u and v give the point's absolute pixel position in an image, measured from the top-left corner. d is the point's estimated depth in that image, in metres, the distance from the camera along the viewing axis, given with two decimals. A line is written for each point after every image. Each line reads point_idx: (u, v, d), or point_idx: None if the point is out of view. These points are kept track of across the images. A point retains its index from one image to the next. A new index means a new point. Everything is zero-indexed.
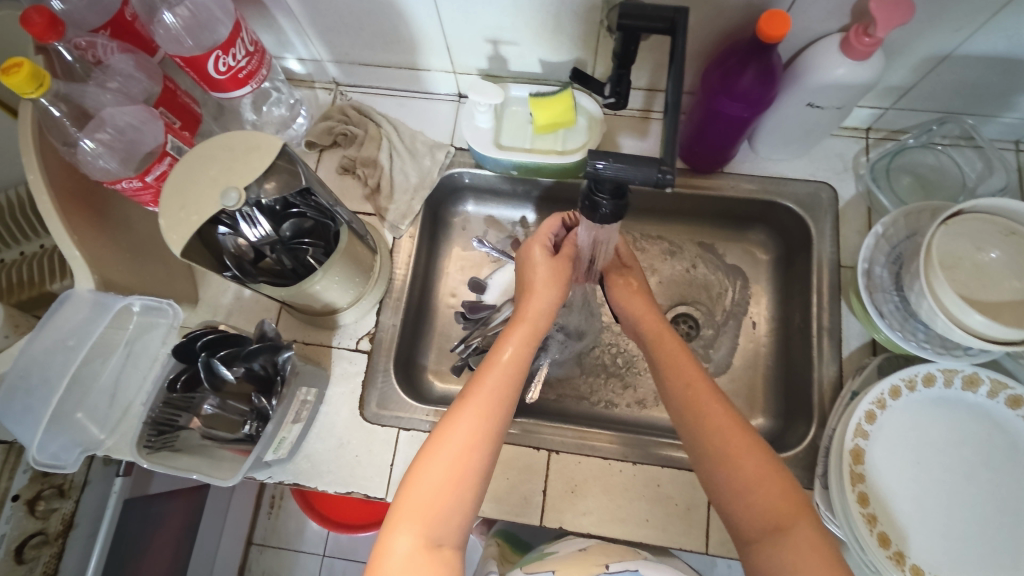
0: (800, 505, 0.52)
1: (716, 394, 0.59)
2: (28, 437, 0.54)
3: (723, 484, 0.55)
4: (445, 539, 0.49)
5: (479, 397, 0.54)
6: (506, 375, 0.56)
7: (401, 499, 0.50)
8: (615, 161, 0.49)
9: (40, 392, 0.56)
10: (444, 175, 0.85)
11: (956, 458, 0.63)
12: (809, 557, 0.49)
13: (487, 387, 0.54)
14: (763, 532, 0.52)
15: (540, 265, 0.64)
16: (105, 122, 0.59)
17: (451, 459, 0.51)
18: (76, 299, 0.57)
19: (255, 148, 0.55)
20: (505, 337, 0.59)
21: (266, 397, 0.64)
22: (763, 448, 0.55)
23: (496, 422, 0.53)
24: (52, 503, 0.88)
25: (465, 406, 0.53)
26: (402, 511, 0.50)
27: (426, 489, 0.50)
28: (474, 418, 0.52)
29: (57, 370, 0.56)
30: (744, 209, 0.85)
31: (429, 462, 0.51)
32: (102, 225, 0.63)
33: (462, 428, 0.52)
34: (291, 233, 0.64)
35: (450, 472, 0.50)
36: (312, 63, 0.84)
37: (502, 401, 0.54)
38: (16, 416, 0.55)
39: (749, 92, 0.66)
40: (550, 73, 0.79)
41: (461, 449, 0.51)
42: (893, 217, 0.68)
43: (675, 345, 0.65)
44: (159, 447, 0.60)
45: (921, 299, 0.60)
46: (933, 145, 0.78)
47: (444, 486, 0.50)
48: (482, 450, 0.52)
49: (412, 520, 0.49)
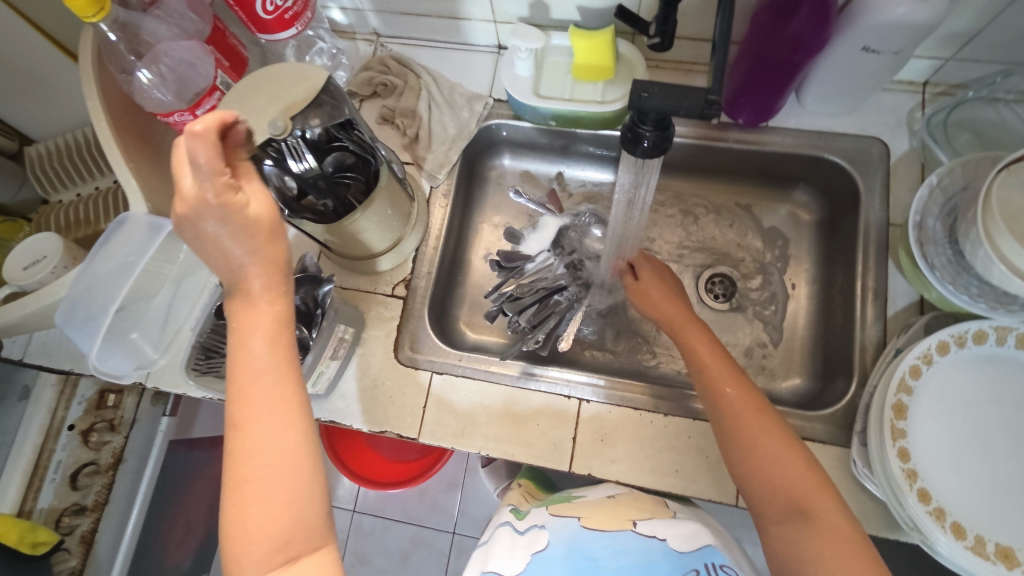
0: (822, 486, 0.50)
1: (741, 379, 0.59)
2: (90, 344, 0.57)
3: (741, 464, 0.54)
4: (299, 550, 0.43)
5: (258, 402, 0.42)
6: (276, 370, 0.43)
7: (232, 545, 0.42)
8: (660, 90, 0.49)
9: (100, 305, 0.58)
10: (482, 127, 0.85)
11: (1004, 418, 0.61)
12: (835, 538, 0.47)
13: (265, 404, 0.43)
14: (783, 515, 0.50)
15: (238, 226, 0.42)
16: (161, 56, 0.61)
17: (269, 492, 0.42)
18: (132, 223, 0.60)
19: (301, 79, 0.56)
20: (240, 325, 0.44)
21: (306, 329, 0.67)
22: (782, 431, 0.54)
23: (290, 442, 0.43)
24: (104, 436, 0.93)
25: (248, 438, 0.42)
26: (243, 554, 0.41)
27: (253, 527, 0.42)
28: (271, 428, 0.43)
29: (116, 283, 0.58)
30: (788, 166, 0.83)
31: (244, 502, 0.42)
32: (155, 158, 0.65)
33: (265, 441, 0.42)
34: (333, 168, 0.65)
35: (263, 503, 0.42)
36: (354, 13, 0.85)
37: (291, 414, 0.43)
38: (78, 324, 0.58)
39: (800, 36, 0.64)
40: (592, 19, 0.78)
41: (268, 478, 0.42)
42: (950, 167, 0.66)
43: (696, 335, 0.64)
44: (205, 371, 0.62)
45: (977, 248, 0.58)
46: (995, 99, 0.74)
47: (270, 519, 0.42)
48: (292, 475, 0.43)
49: (257, 558, 0.41)
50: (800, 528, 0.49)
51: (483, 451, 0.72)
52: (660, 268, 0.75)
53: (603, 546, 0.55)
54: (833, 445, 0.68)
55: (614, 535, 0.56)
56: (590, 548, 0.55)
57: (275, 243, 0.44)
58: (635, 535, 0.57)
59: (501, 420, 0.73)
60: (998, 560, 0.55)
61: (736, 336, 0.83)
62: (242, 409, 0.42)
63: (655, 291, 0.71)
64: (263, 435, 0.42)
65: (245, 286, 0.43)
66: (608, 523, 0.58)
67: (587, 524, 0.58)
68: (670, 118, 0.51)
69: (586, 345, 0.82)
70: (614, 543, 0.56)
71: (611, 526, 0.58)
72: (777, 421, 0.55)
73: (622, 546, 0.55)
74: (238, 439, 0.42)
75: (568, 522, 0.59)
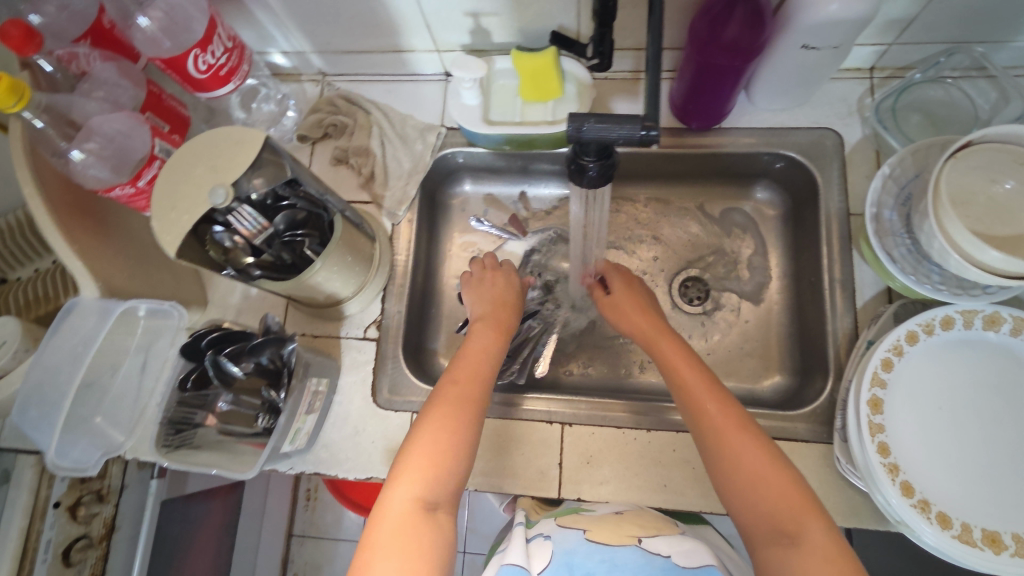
0: (808, 506, 0.49)
1: (721, 395, 0.57)
2: (46, 442, 0.57)
3: (727, 482, 0.53)
4: (440, 502, 0.52)
5: (466, 367, 0.60)
6: (488, 354, 0.62)
7: (403, 463, 0.53)
8: (597, 122, 0.48)
9: (52, 399, 0.59)
10: (437, 157, 0.85)
11: (980, 400, 0.61)
12: (823, 560, 0.46)
13: (474, 375, 0.59)
14: (770, 539, 0.49)
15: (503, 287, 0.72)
16: (93, 132, 0.60)
17: (441, 430, 0.54)
18: (82, 307, 0.59)
19: (239, 143, 0.55)
20: (480, 325, 0.66)
21: (276, 390, 0.64)
22: (766, 446, 0.53)
23: (476, 407, 0.57)
24: (93, 508, 0.85)
25: (456, 388, 0.58)
26: (402, 474, 0.52)
27: (424, 453, 0.53)
28: (468, 386, 0.58)
29: (66, 376, 0.58)
30: (746, 164, 0.83)
31: (427, 434, 0.54)
32: (102, 232, 0.64)
33: (463, 390, 0.57)
34: (286, 226, 0.63)
35: (440, 440, 0.54)
36: (296, 56, 0.84)
37: (479, 387, 0.59)
38: (34, 422, 0.58)
39: (738, 41, 0.63)
40: (532, 40, 0.77)
41: (447, 424, 0.55)
42: (901, 156, 0.66)
43: (673, 350, 0.63)
44: (177, 445, 0.62)
45: (932, 240, 0.58)
46: (941, 78, 0.74)
47: (435, 457, 0.53)
48: (463, 433, 0.54)
49: (410, 480, 0.52)
50: (787, 551, 0.48)
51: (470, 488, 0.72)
52: (628, 277, 0.74)
53: (601, 560, 0.52)
54: (817, 444, 0.68)
55: (614, 551, 0.53)
56: (587, 563, 0.52)
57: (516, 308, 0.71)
58: (637, 550, 0.53)
59: (486, 453, 0.72)
60: (986, 546, 0.56)
61: (715, 338, 0.83)
62: (462, 367, 0.60)
63: (626, 304, 0.70)
64: (464, 388, 0.58)
65: (495, 305, 0.70)
66: (610, 538, 0.56)
67: (590, 537, 0.56)
68: (612, 146, 0.51)
69: (565, 364, 0.82)
70: (613, 559, 0.53)
71: (612, 540, 0.55)
72: (759, 434, 0.54)
73: (622, 562, 0.52)
74: (449, 382, 0.58)
75: (571, 534, 0.58)
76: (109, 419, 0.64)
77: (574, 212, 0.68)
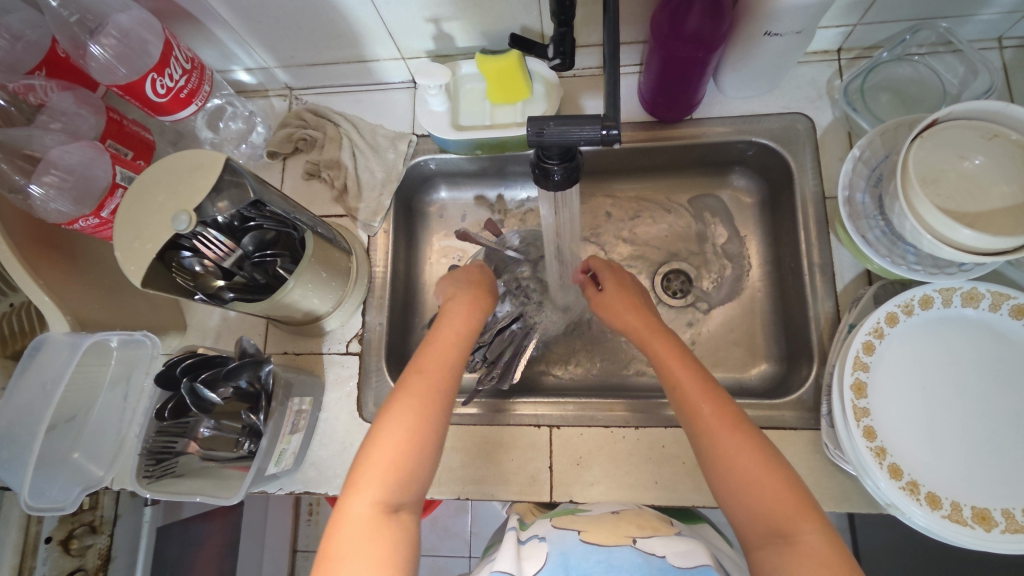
0: (803, 508, 0.48)
1: (711, 390, 0.56)
2: (19, 483, 0.57)
3: (721, 483, 0.52)
4: (402, 504, 0.51)
5: (428, 360, 0.58)
6: (452, 345, 0.60)
7: (362, 466, 0.51)
8: (556, 124, 0.47)
9: (26, 439, 0.58)
10: (410, 165, 0.83)
11: (962, 377, 0.61)
12: (820, 564, 0.46)
13: (437, 368, 0.57)
14: (764, 538, 0.48)
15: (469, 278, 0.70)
16: (53, 164, 0.59)
17: (400, 430, 0.52)
18: (52, 343, 0.60)
19: (198, 166, 0.54)
20: (445, 314, 0.64)
21: (255, 413, 0.64)
22: (761, 448, 0.52)
23: (439, 403, 0.55)
24: (86, 539, 0.84)
25: (418, 385, 0.55)
26: (361, 479, 0.51)
27: (386, 455, 0.51)
28: (430, 382, 0.56)
29: (38, 416, 0.58)
30: (721, 153, 0.82)
31: (388, 436, 0.52)
32: (72, 265, 0.64)
33: (424, 385, 0.55)
34: (255, 247, 0.63)
35: (400, 442, 0.52)
36: (261, 71, 0.83)
37: (445, 382, 0.57)
38: (7, 464, 0.58)
39: (700, 32, 0.63)
40: (496, 41, 0.76)
41: (407, 427, 0.53)
42: (869, 138, 0.66)
43: (665, 348, 0.61)
44: (160, 475, 0.62)
45: (904, 221, 0.57)
46: (909, 56, 0.73)
47: (397, 459, 0.51)
48: (425, 433, 0.53)
49: (369, 485, 0.50)
50: (781, 552, 0.47)
51: (462, 496, 0.71)
52: (620, 274, 0.72)
53: (598, 560, 0.51)
54: (805, 430, 0.68)
55: (611, 551, 0.52)
56: (584, 563, 0.50)
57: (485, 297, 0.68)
58: (632, 550, 0.52)
59: (476, 461, 0.72)
60: (976, 524, 0.55)
61: (699, 328, 0.83)
62: (426, 361, 0.58)
63: (614, 299, 0.68)
64: (427, 384, 0.56)
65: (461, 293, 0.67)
66: (606, 538, 0.54)
67: (586, 538, 0.54)
68: (575, 148, 0.50)
69: (551, 363, 0.82)
70: (610, 559, 0.51)
71: (608, 541, 0.54)
72: (754, 435, 0.53)
73: (618, 562, 0.50)
74: (410, 377, 0.56)
75: (567, 535, 0.56)
76: (89, 453, 0.63)
77: (544, 215, 0.68)
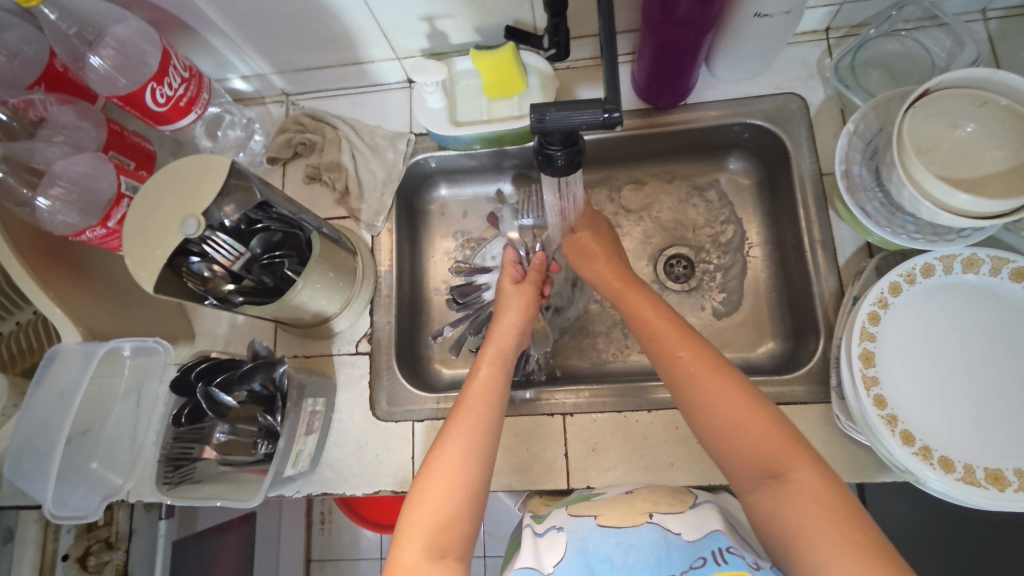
0: (791, 446, 0.49)
1: (689, 339, 0.58)
2: (42, 493, 0.58)
3: (708, 431, 0.53)
4: (448, 550, 0.49)
5: (471, 396, 0.58)
6: (487, 384, 0.59)
7: (409, 514, 0.51)
8: (557, 110, 0.48)
9: (43, 451, 0.58)
10: (410, 164, 0.84)
11: (963, 343, 0.62)
12: (809, 497, 0.46)
13: (471, 400, 0.58)
14: (756, 479, 0.49)
15: (508, 294, 0.71)
16: (57, 177, 0.59)
17: (440, 480, 0.52)
18: (65, 353, 0.60)
19: (205, 171, 0.54)
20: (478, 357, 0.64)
21: (271, 414, 0.64)
22: (744, 390, 0.53)
23: (488, 434, 0.55)
24: (103, 556, 0.81)
25: (459, 422, 0.56)
26: (407, 528, 0.50)
27: (429, 507, 0.51)
28: (463, 422, 0.56)
29: (56, 425, 0.59)
30: (716, 137, 0.83)
31: (430, 478, 0.52)
32: (79, 276, 0.64)
33: (455, 430, 0.55)
34: (263, 249, 0.63)
35: (442, 486, 0.52)
36: (257, 79, 0.83)
37: (481, 413, 0.56)
38: (27, 475, 0.59)
39: (690, 16, 0.64)
40: (489, 37, 0.77)
41: (448, 472, 0.52)
42: (863, 112, 0.68)
43: (647, 303, 0.63)
44: (179, 481, 0.62)
45: (902, 189, 0.58)
46: (896, 31, 0.74)
47: (439, 502, 0.51)
48: (463, 464, 0.53)
49: (418, 528, 0.50)
50: (775, 492, 0.48)
51: None
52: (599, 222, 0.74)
53: (616, 543, 0.52)
54: (816, 404, 0.69)
55: (629, 531, 0.52)
56: (603, 548, 0.51)
57: (528, 308, 0.69)
58: (652, 527, 0.52)
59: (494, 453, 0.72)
60: (990, 484, 0.56)
61: (703, 313, 0.83)
62: (468, 398, 0.58)
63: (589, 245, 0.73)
64: (463, 427, 0.55)
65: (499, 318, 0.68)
66: (623, 519, 0.54)
67: (603, 522, 0.54)
68: (576, 133, 0.51)
69: (564, 354, 0.83)
70: (628, 540, 0.52)
71: (626, 521, 0.54)
72: (735, 376, 0.55)
73: (637, 542, 0.51)
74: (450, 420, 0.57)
75: (582, 522, 0.55)
76: (107, 462, 0.64)
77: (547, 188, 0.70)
